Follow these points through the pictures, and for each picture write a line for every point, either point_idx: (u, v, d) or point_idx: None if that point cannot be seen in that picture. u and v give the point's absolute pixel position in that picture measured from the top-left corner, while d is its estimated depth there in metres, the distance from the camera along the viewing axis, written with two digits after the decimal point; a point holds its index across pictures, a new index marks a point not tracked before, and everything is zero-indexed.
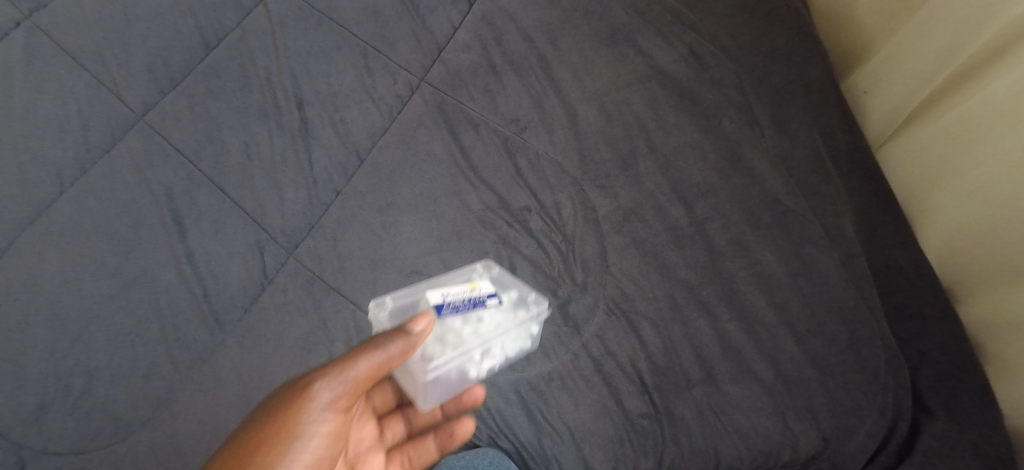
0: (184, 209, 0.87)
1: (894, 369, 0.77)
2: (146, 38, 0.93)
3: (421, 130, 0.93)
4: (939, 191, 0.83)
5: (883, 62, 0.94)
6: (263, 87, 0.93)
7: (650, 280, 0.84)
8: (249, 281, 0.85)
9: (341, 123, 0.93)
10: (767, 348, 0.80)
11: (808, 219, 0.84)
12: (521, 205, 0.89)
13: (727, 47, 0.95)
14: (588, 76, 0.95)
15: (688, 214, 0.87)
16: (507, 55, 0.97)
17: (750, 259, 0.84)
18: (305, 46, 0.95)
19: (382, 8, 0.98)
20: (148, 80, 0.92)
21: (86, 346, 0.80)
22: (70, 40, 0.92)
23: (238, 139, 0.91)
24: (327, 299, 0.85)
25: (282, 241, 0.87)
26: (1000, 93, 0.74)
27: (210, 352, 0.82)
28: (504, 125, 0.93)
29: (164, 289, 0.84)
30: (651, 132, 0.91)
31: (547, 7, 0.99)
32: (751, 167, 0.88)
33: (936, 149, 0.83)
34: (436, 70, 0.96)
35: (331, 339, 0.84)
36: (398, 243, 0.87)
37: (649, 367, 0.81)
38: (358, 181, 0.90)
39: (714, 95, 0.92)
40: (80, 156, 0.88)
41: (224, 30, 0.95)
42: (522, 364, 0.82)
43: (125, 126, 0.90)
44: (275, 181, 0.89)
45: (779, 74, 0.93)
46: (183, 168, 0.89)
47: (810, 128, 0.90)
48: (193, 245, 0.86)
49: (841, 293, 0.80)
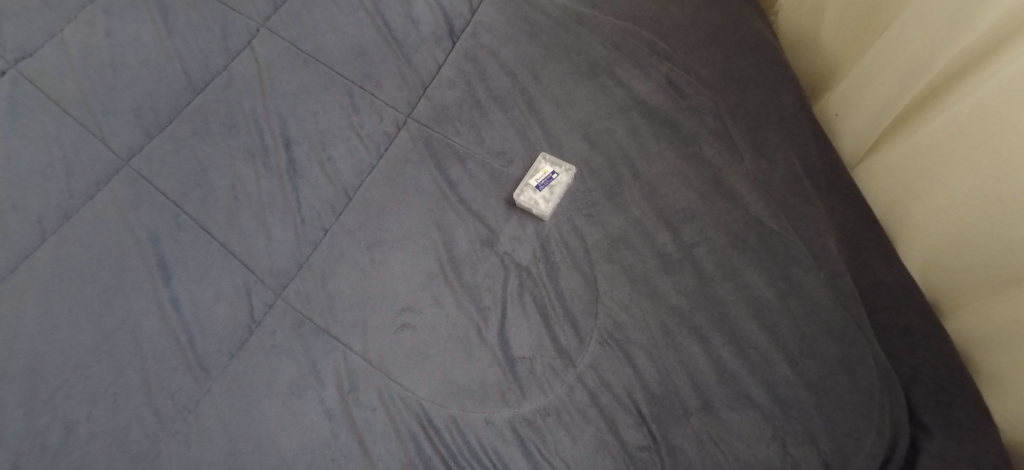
0: (169, 254, 0.86)
1: (888, 387, 0.77)
2: (133, 85, 0.95)
3: (409, 167, 0.94)
4: (917, 208, 0.85)
5: (847, 87, 0.97)
6: (250, 129, 0.94)
7: (641, 308, 0.84)
8: (235, 324, 0.83)
9: (328, 161, 0.94)
10: (761, 371, 0.80)
11: (792, 241, 0.86)
12: (509, 236, 0.90)
13: (702, 75, 0.98)
14: (571, 107, 0.98)
15: (675, 239, 0.88)
16: (491, 90, 1.00)
17: (738, 282, 0.85)
18: (292, 88, 0.97)
19: (368, 50, 1.01)
20: (135, 124, 0.93)
21: (64, 399, 0.77)
22: (58, 90, 0.93)
23: (225, 181, 0.91)
24: (316, 340, 0.83)
25: (269, 281, 0.86)
26: (961, 116, 0.76)
27: (195, 400, 0.79)
28: (490, 159, 0.95)
29: (148, 336, 0.82)
30: (635, 161, 0.93)
31: (527, 44, 1.03)
32: (734, 191, 0.90)
33: (910, 169, 0.86)
34: (422, 107, 0.98)
35: (321, 381, 0.81)
36: (388, 279, 0.87)
37: (646, 397, 0.80)
38: (347, 219, 0.90)
39: (693, 122, 0.95)
40: (63, 202, 0.87)
41: (212, 75, 0.98)
42: (517, 400, 0.80)
43: (110, 172, 0.90)
44: (263, 221, 0.89)
45: (755, 98, 0.95)
46: (170, 211, 0.89)
47: (788, 150, 0.91)
48: (178, 289, 0.84)
49: (829, 312, 0.81)
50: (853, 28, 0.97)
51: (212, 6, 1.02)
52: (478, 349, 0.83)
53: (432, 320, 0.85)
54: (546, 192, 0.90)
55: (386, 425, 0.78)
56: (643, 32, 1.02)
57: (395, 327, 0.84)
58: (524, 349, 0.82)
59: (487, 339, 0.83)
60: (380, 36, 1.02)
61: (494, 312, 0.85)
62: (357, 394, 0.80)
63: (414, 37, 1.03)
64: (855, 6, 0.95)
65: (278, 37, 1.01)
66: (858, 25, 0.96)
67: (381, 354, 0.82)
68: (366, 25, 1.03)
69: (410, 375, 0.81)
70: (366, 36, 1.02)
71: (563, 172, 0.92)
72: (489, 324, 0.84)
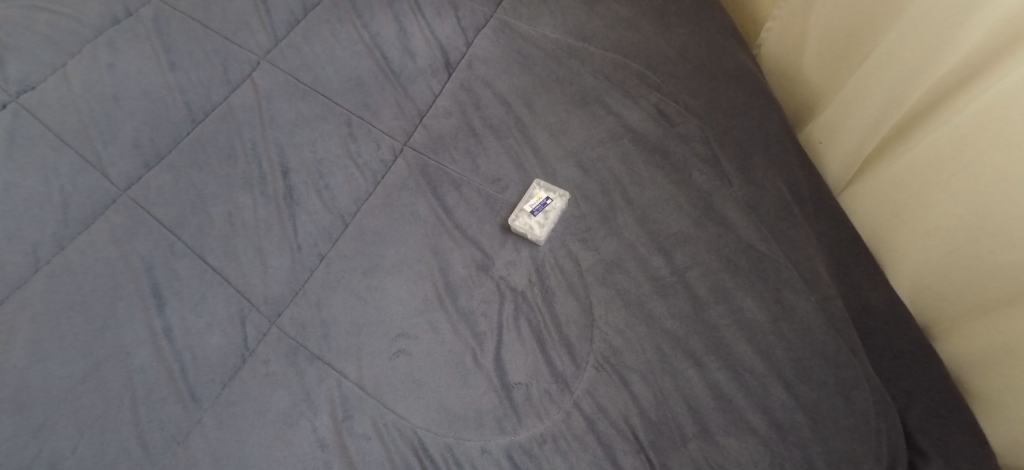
0: (164, 283, 0.86)
1: (883, 411, 0.77)
2: (134, 116, 0.97)
3: (405, 193, 0.95)
4: (903, 232, 0.87)
5: (828, 116, 0.99)
6: (249, 157, 0.96)
7: (637, 333, 0.85)
8: (229, 353, 0.82)
9: (326, 188, 0.95)
10: (757, 396, 0.80)
11: (782, 265, 0.87)
12: (504, 260, 0.90)
13: (690, 104, 1.01)
14: (564, 135, 1.00)
15: (668, 263, 0.89)
16: (486, 118, 1.02)
17: (731, 306, 0.86)
18: (290, 118, 1.00)
19: (366, 81, 1.04)
20: (133, 154, 0.94)
21: (50, 432, 0.76)
22: (59, 121, 0.95)
23: (222, 210, 0.92)
24: (310, 368, 0.82)
25: (264, 309, 0.86)
26: (939, 144, 0.79)
27: (184, 432, 0.77)
28: (485, 185, 0.96)
29: (138, 365, 0.81)
30: (627, 188, 0.95)
31: (520, 74, 1.06)
32: (724, 216, 0.92)
33: (894, 195, 0.88)
34: (418, 135, 1.00)
35: (314, 410, 0.80)
36: (384, 305, 0.87)
37: (642, 423, 0.79)
38: (342, 245, 0.91)
39: (683, 150, 0.97)
40: (59, 232, 0.87)
41: (212, 105, 1.00)
42: (513, 427, 0.79)
43: (107, 201, 0.90)
44: (259, 249, 0.89)
45: (742, 126, 0.98)
46: (166, 240, 0.89)
47: (775, 176, 0.93)
48: (171, 318, 0.84)
49: (823, 336, 0.82)
50: (830, 59, 0.99)
51: (214, 40, 1.05)
52: (474, 376, 0.82)
53: (427, 346, 0.84)
54: (540, 217, 0.92)
55: (380, 455, 0.77)
56: (632, 64, 1.05)
57: (390, 354, 0.84)
58: (520, 375, 0.82)
59: (482, 365, 0.83)
60: (378, 68, 1.05)
61: (490, 338, 0.85)
62: (350, 424, 0.79)
63: (411, 69, 1.06)
64: (831, 38, 0.97)
65: (278, 69, 1.03)
66: (835, 56, 0.98)
67: (376, 381, 0.82)
68: (364, 58, 1.06)
69: (405, 403, 0.80)
70: (364, 68, 1.05)
71: (557, 198, 0.94)
72: (484, 349, 0.84)
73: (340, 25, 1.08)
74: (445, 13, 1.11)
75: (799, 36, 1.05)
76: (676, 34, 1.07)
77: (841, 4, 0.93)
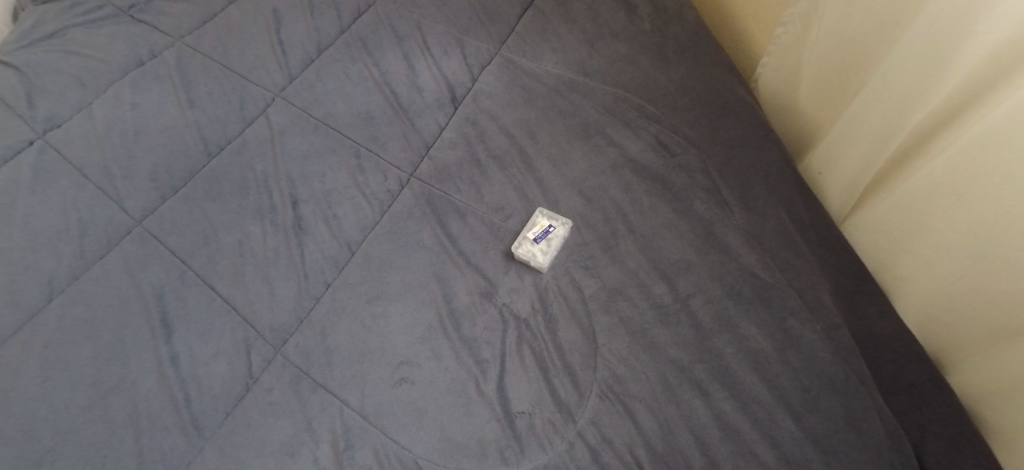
0: (173, 310, 0.87)
1: (895, 444, 0.76)
2: (153, 151, 1.01)
3: (410, 222, 0.97)
4: (907, 260, 0.87)
5: (825, 148, 1.00)
6: (261, 189, 0.99)
7: (641, 361, 0.84)
8: (233, 381, 0.83)
9: (333, 218, 0.97)
10: (765, 426, 0.79)
11: (785, 293, 0.87)
12: (508, 288, 0.91)
13: (690, 136, 1.03)
14: (566, 166, 1.03)
15: (671, 290, 0.89)
16: (490, 150, 1.05)
17: (736, 334, 0.85)
18: (302, 150, 1.03)
19: (374, 115, 1.08)
20: (150, 187, 0.97)
21: (52, 462, 0.76)
22: (81, 157, 0.99)
23: (232, 239, 0.94)
24: (313, 396, 0.82)
25: (269, 337, 0.86)
26: (936, 173, 0.79)
27: (185, 462, 0.77)
28: (490, 214, 0.98)
29: (144, 394, 0.81)
30: (629, 216, 0.97)
31: (524, 108, 1.09)
32: (726, 244, 0.92)
33: (895, 223, 0.88)
34: (425, 166, 1.03)
35: (316, 440, 0.79)
36: (387, 332, 0.87)
37: (648, 454, 0.78)
38: (348, 273, 0.92)
39: (683, 179, 0.99)
40: (74, 262, 0.90)
41: (227, 140, 1.04)
42: (516, 458, 0.78)
43: (122, 232, 0.93)
44: (266, 277, 0.91)
45: (741, 156, 0.99)
46: (177, 269, 0.91)
47: (776, 206, 0.94)
48: (178, 347, 0.85)
49: (830, 365, 0.81)
50: (828, 93, 1.01)
51: (232, 79, 1.10)
52: (476, 404, 0.82)
53: (430, 374, 0.84)
54: (543, 244, 0.93)
55: None
56: (632, 97, 1.08)
57: (393, 382, 0.83)
58: (523, 404, 0.82)
59: (485, 393, 0.83)
60: (386, 103, 1.09)
61: (493, 366, 0.85)
62: (351, 454, 0.78)
63: (418, 104, 1.10)
64: (826, 74, 1.00)
65: (292, 105, 1.08)
66: (833, 90, 1.00)
67: (378, 410, 0.81)
68: (374, 94, 1.10)
69: (407, 432, 0.80)
70: (373, 103, 1.09)
71: (560, 226, 0.95)
72: (487, 378, 0.84)
73: (352, 63, 1.13)
74: (452, 51, 1.16)
75: (795, 73, 1.08)
76: (674, 69, 1.11)
77: (834, 41, 0.96)
